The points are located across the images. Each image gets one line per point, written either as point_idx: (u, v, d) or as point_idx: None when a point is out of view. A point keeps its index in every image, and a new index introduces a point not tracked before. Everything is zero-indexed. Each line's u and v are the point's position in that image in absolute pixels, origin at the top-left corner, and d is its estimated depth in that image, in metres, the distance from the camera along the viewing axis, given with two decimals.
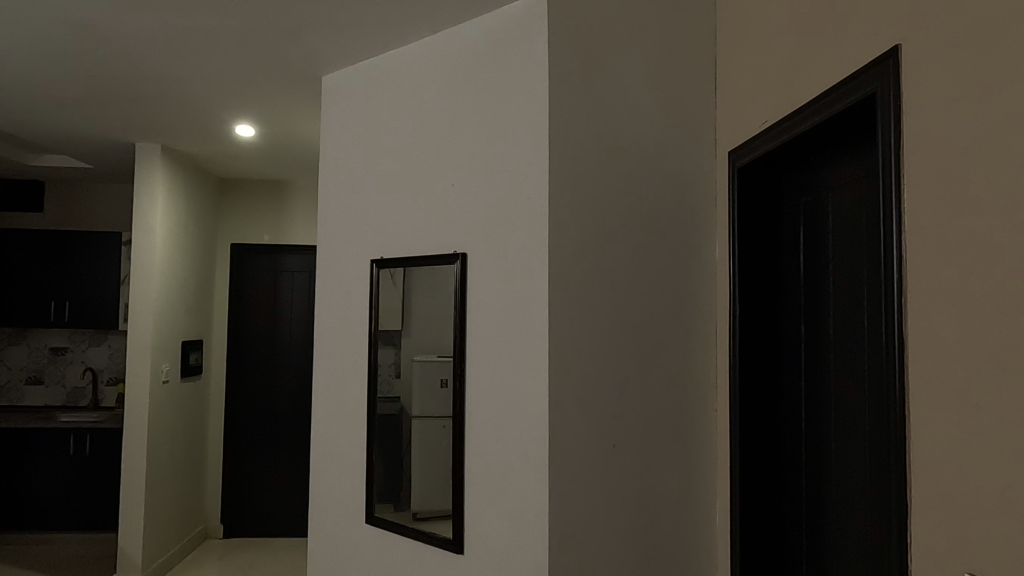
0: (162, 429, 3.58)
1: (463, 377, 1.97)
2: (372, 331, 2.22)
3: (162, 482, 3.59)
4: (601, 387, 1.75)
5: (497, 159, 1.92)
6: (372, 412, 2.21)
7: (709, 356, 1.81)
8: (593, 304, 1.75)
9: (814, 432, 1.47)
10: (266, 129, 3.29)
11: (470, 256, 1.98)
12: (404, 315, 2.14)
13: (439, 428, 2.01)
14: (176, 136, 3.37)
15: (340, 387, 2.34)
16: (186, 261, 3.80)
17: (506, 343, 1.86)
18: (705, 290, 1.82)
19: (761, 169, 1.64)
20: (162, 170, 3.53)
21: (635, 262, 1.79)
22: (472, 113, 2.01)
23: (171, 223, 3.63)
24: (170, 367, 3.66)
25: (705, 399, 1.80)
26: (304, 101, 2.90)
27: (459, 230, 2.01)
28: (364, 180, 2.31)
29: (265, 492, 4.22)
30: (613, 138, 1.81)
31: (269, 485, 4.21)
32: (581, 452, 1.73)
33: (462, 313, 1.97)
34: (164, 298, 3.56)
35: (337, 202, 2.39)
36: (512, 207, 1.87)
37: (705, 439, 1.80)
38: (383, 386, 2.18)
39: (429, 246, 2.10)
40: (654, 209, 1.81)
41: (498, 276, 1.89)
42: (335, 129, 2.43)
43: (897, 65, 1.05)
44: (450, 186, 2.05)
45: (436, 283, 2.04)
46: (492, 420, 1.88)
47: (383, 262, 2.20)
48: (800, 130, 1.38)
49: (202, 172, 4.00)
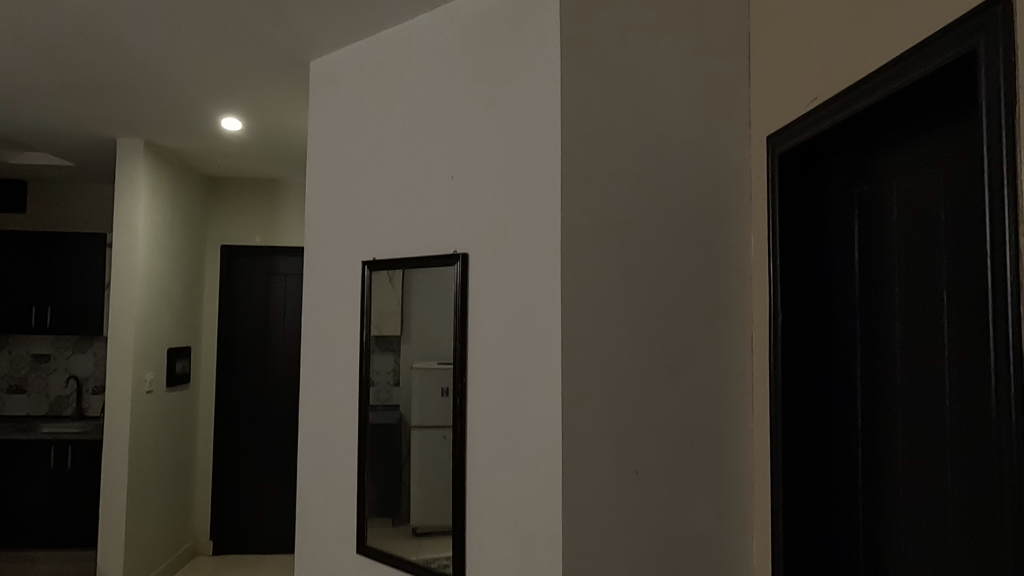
0: (145, 442, 3.37)
1: (466, 391, 1.76)
2: (364, 340, 2.01)
3: (144, 498, 3.38)
4: (622, 405, 1.53)
5: (503, 149, 1.72)
6: (365, 426, 1.99)
7: (744, 369, 1.57)
8: (614, 309, 1.55)
9: (874, 458, 1.26)
10: (255, 123, 3.09)
11: (471, 257, 1.77)
12: (399, 322, 1.93)
13: (441, 445, 1.80)
14: (159, 130, 3.17)
15: (329, 400, 2.13)
16: (171, 264, 3.59)
17: (515, 353, 1.66)
18: (739, 292, 1.58)
19: (806, 156, 1.43)
20: (145, 167, 3.32)
21: (659, 260, 1.57)
22: (476, 97, 1.80)
23: (156, 223, 3.42)
24: (155, 377, 3.45)
25: (741, 419, 1.57)
26: (294, 91, 2.70)
27: (460, 227, 1.81)
28: (354, 174, 2.10)
29: (256, 506, 4.01)
30: (634, 123, 1.59)
31: (261, 500, 4.00)
32: (600, 478, 1.52)
33: (463, 320, 1.77)
34: (148, 305, 3.36)
35: (326, 198, 2.18)
36: (521, 201, 1.67)
37: (739, 466, 1.56)
38: (375, 401, 1.97)
39: (427, 245, 1.89)
40: (682, 203, 1.59)
41: (506, 278, 1.69)
42: (323, 118, 2.22)
43: (1008, 12, 0.85)
44: (449, 178, 1.85)
45: (434, 286, 1.84)
46: (500, 439, 1.68)
47: (375, 265, 2.00)
48: (864, 105, 1.18)
49: (190, 170, 3.80)
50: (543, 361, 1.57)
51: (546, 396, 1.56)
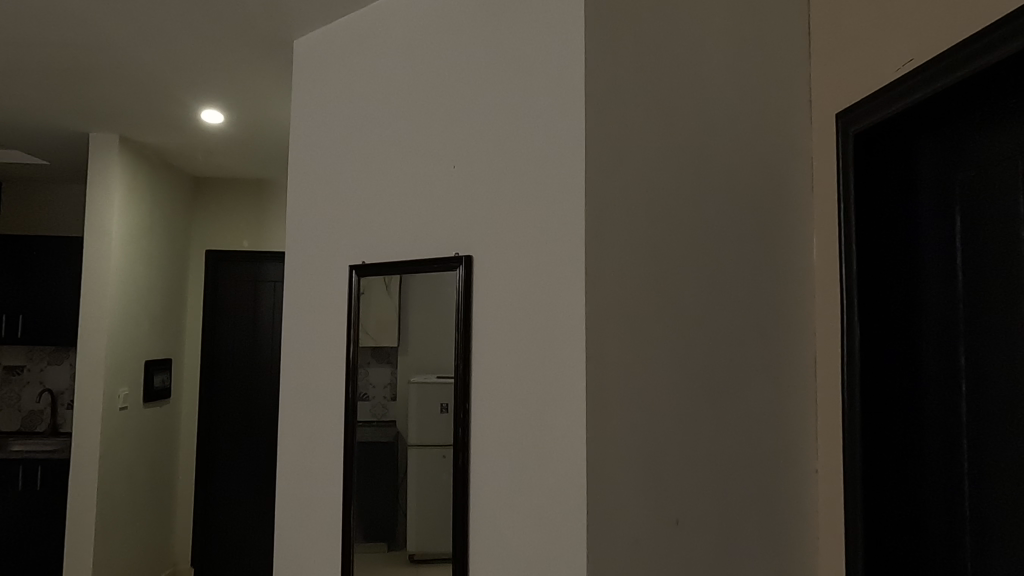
0: (118, 463, 3.10)
1: (470, 416, 1.50)
2: (350, 356, 1.74)
3: (116, 524, 3.09)
4: (658, 438, 1.27)
5: (516, 134, 1.47)
6: (351, 448, 1.73)
7: (806, 397, 1.29)
8: (649, 321, 1.28)
9: (990, 514, 0.99)
10: (236, 115, 2.84)
11: (475, 259, 1.52)
12: (389, 334, 1.67)
13: (440, 480, 1.54)
14: (135, 124, 2.91)
15: (312, 423, 1.86)
16: (149, 269, 3.33)
17: (531, 371, 1.40)
18: (800, 303, 1.31)
19: (889, 135, 1.16)
20: (121, 163, 3.07)
21: (700, 262, 1.31)
22: (483, 74, 1.55)
23: (132, 224, 3.16)
24: (129, 392, 3.18)
25: (803, 457, 1.29)
26: (280, 77, 2.45)
27: (462, 225, 1.55)
28: (342, 166, 1.84)
29: (242, 526, 3.75)
30: (671, 102, 1.33)
31: (242, 526, 3.75)
32: (633, 528, 1.25)
33: (466, 333, 1.51)
34: (122, 313, 3.09)
35: (310, 194, 1.92)
36: (538, 194, 1.42)
37: (801, 516, 1.28)
38: (364, 427, 1.71)
39: (424, 245, 1.62)
40: (728, 197, 1.32)
41: (521, 282, 1.43)
42: (308, 103, 1.96)
43: None
44: (450, 168, 1.59)
45: (432, 293, 1.58)
46: (513, 473, 1.42)
47: (364, 269, 1.73)
48: (984, 65, 0.91)
49: (172, 169, 3.55)
50: (568, 382, 1.33)
51: (572, 425, 1.31)
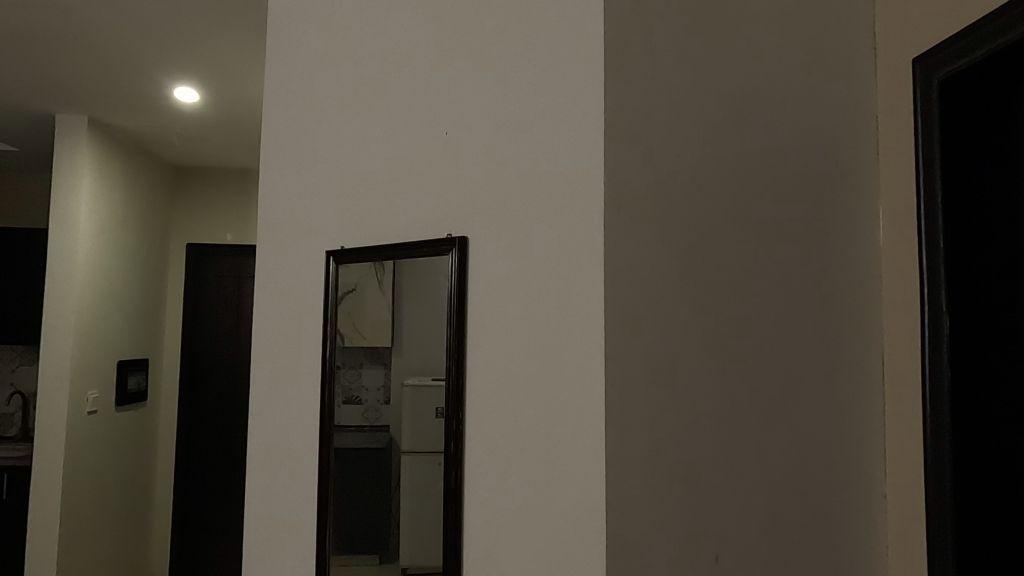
0: (87, 472, 2.86)
1: (464, 427, 1.28)
2: (326, 356, 1.52)
3: (85, 537, 2.86)
4: (692, 457, 1.04)
5: (520, 92, 1.25)
6: (329, 456, 1.50)
7: (872, 407, 1.07)
8: (684, 316, 1.06)
9: None
10: (211, 91, 2.62)
11: (470, 240, 1.29)
12: (376, 329, 1.44)
13: (433, 502, 1.31)
14: (104, 103, 2.69)
15: (283, 429, 1.63)
16: (123, 262, 3.10)
17: (537, 375, 1.17)
18: (863, 292, 1.09)
19: (980, 85, 0.94)
20: (92, 148, 2.84)
21: (745, 246, 1.08)
22: (481, 23, 1.32)
23: (104, 213, 2.93)
24: (100, 395, 2.94)
25: (867, 480, 1.06)
26: (254, 43, 2.22)
27: (455, 200, 1.33)
28: (320, 136, 1.62)
29: (226, 531, 3.56)
30: (704, 52, 1.10)
31: (214, 531, 3.55)
32: (662, 566, 1.03)
33: (460, 327, 1.28)
34: (91, 309, 2.86)
35: (283, 170, 1.69)
36: (546, 163, 1.19)
37: (867, 550, 1.05)
38: (343, 437, 1.48)
39: (412, 226, 1.39)
40: (777, 165, 1.10)
41: (526, 267, 1.20)
42: (283, 66, 1.73)
43: None
44: (442, 136, 1.36)
45: (423, 282, 1.36)
46: (515, 495, 1.19)
47: (343, 255, 1.50)
48: None
49: (149, 155, 3.32)
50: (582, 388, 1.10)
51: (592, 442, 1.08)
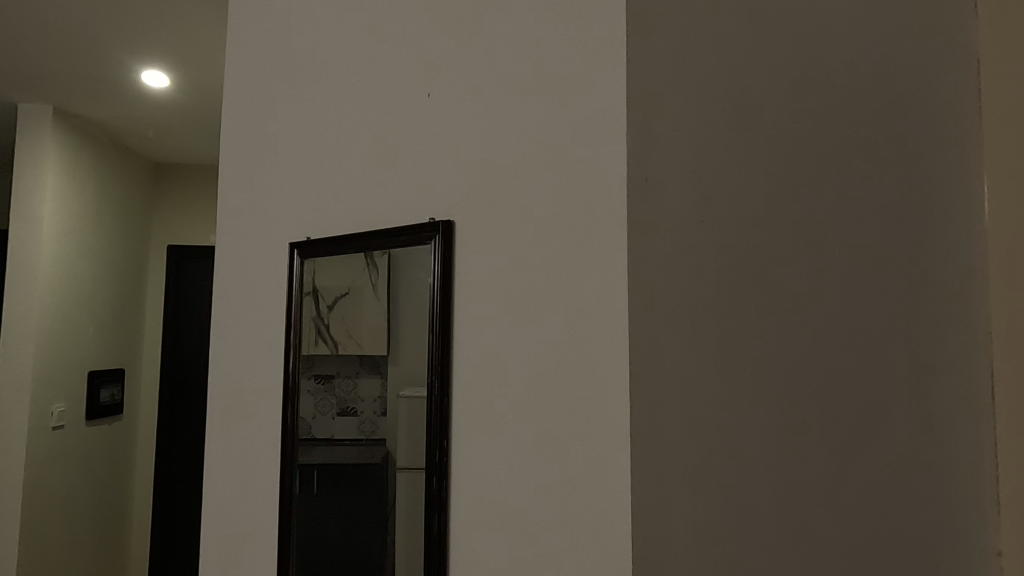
0: (51, 494, 2.62)
1: (449, 458, 1.04)
2: (292, 367, 1.29)
3: (50, 564, 2.62)
4: None
5: (515, 36, 1.01)
6: (290, 481, 1.26)
7: None
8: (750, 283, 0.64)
9: None
10: (181, 75, 2.39)
11: (456, 226, 1.05)
12: (358, 334, 1.21)
13: (413, 548, 1.07)
14: (66, 89, 2.46)
15: (239, 450, 1.39)
16: (92, 264, 2.86)
17: (541, 386, 0.93)
18: None
19: None
20: (57, 140, 2.61)
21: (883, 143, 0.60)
22: None
23: (71, 210, 2.71)
24: (66, 409, 2.71)
25: None
26: (219, 16, 1.99)
27: (437, 178, 1.09)
28: (285, 108, 1.38)
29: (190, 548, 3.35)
30: None
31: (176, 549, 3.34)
32: None
33: (446, 333, 1.04)
34: (57, 314, 2.63)
35: (244, 152, 1.46)
36: (552, 120, 0.95)
37: None
38: (312, 460, 1.25)
39: (388, 209, 1.16)
40: None
41: (524, 250, 0.96)
42: (244, 30, 1.50)
43: None
44: (424, 98, 1.12)
45: (408, 277, 1.12)
46: (511, 541, 0.95)
47: (309, 247, 1.27)
48: None
49: (123, 150, 3.10)
50: (601, 405, 0.86)
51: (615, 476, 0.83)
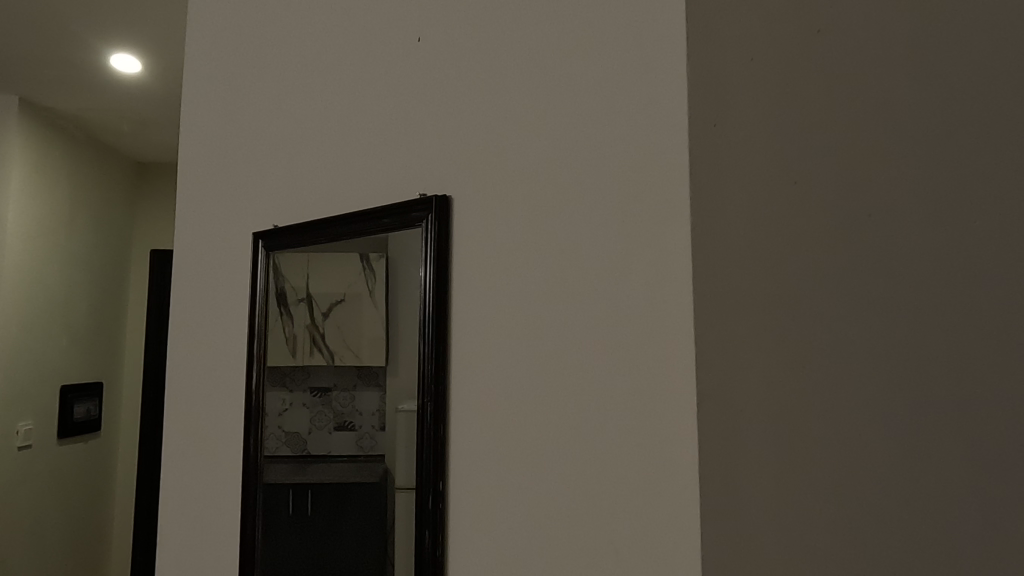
0: (16, 521, 2.39)
1: (445, 497, 0.81)
2: (256, 381, 1.07)
3: None
4: None
5: None
6: (255, 518, 1.04)
7: None
8: None
9: None
10: (154, 60, 2.18)
11: (451, 206, 0.84)
12: (334, 341, 0.99)
13: None
14: (29, 77, 2.25)
15: (196, 481, 1.16)
16: (64, 270, 2.65)
17: (569, 401, 0.71)
18: None
19: None
20: (23, 137, 2.40)
21: None
22: None
23: (40, 213, 2.50)
24: (34, 427, 2.48)
25: None
26: None
27: (429, 145, 0.88)
28: (251, 75, 1.17)
29: None
30: None
31: None
32: None
33: (441, 337, 0.82)
34: (23, 323, 2.41)
35: (205, 129, 1.24)
36: (579, 57, 0.74)
37: None
38: (276, 495, 1.02)
39: (371, 187, 0.94)
40: None
41: (544, 231, 0.75)
42: None
43: None
44: (413, 44, 0.91)
45: (394, 269, 0.90)
46: None
47: (274, 238, 1.06)
48: None
49: (99, 148, 2.89)
50: (659, 424, 0.65)
51: (683, 524, 0.62)
